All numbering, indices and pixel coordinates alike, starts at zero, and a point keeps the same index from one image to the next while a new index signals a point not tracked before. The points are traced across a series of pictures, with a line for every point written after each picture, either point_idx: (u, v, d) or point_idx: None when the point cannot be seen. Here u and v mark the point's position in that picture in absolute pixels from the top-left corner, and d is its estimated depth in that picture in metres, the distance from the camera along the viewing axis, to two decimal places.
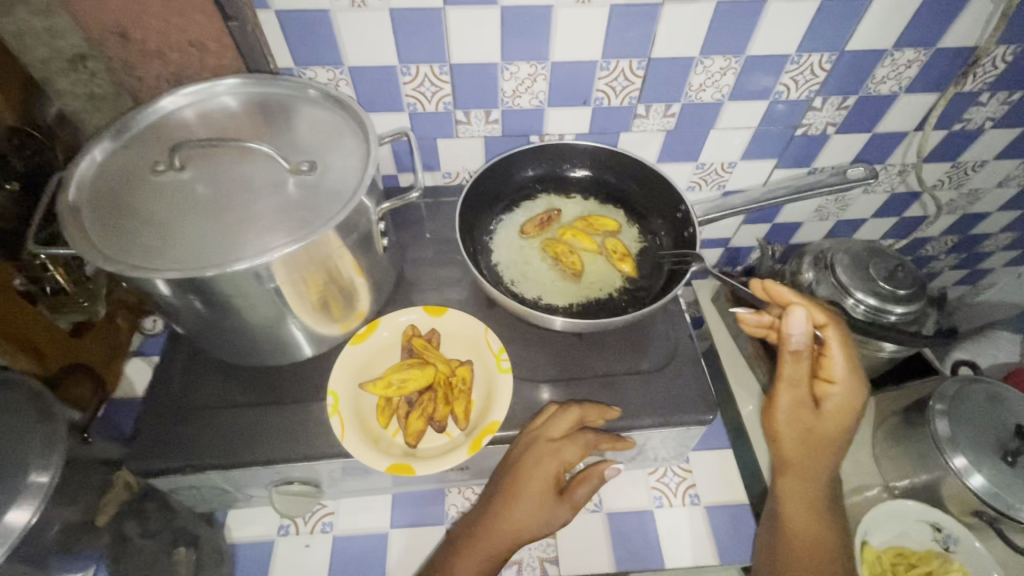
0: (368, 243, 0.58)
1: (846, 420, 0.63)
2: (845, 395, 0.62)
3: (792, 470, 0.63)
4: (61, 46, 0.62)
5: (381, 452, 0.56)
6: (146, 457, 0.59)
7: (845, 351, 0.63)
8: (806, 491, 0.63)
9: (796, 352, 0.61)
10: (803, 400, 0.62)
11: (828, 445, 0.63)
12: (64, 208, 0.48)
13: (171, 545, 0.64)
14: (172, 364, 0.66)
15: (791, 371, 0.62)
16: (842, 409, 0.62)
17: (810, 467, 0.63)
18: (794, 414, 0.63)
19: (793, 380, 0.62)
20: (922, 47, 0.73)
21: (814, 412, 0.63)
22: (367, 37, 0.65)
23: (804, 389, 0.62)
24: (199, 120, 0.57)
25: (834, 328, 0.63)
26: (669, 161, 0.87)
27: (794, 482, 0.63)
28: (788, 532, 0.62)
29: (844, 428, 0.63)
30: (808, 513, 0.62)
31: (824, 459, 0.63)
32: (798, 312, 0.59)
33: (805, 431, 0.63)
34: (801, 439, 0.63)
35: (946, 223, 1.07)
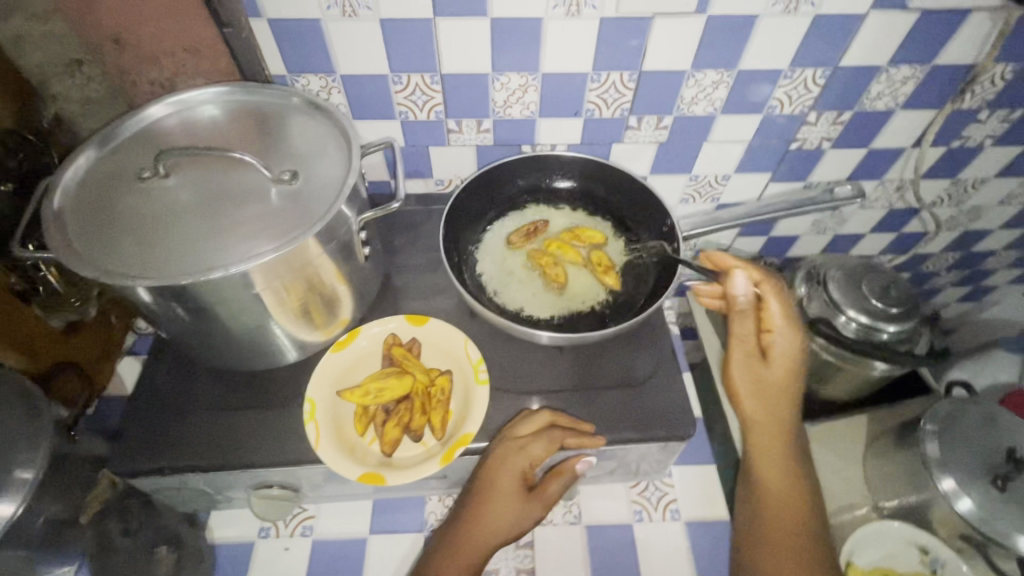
0: (350, 252, 0.59)
1: (792, 368, 0.65)
2: (787, 344, 0.65)
3: (759, 429, 0.66)
4: (56, 51, 0.62)
5: (355, 460, 0.57)
6: (127, 458, 0.60)
7: (783, 303, 0.66)
8: (774, 449, 0.65)
9: (741, 309, 0.66)
10: (751, 353, 0.66)
11: (781, 395, 0.65)
12: (49, 215, 0.49)
13: (152, 545, 0.65)
14: (158, 366, 0.67)
15: (740, 328, 0.67)
16: (786, 357, 0.65)
17: (773, 423, 0.65)
18: (745, 368, 0.66)
19: (740, 336, 0.67)
20: (918, 64, 0.72)
21: (761, 363, 0.66)
22: (359, 46, 0.66)
23: (751, 343, 0.66)
24: (185, 128, 0.58)
25: (770, 283, 0.66)
26: (661, 174, 0.87)
27: (761, 440, 0.65)
28: (763, 493, 0.64)
29: (791, 375, 0.65)
30: (778, 469, 0.64)
31: (783, 413, 0.65)
32: (737, 273, 0.65)
33: (757, 383, 0.65)
34: (756, 393, 0.66)
35: (946, 240, 1.05)
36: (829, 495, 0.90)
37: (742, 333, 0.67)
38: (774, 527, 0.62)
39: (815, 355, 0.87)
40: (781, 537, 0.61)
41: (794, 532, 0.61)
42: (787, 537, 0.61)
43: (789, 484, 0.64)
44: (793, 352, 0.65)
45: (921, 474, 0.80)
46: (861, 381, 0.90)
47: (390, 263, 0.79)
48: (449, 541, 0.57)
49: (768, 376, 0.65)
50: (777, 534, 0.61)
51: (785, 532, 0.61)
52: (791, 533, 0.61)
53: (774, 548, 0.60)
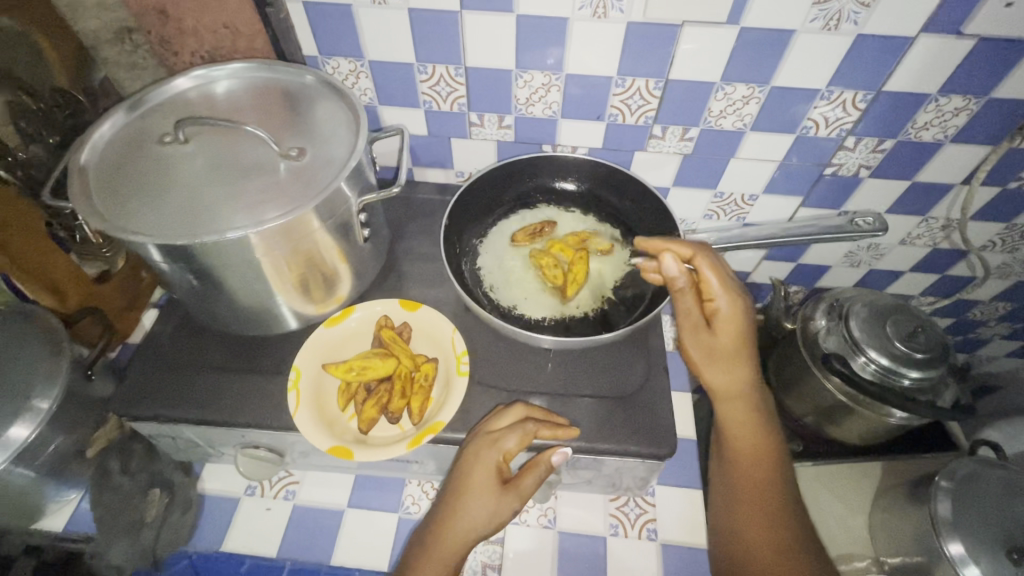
0: (348, 231, 0.61)
1: (742, 331, 0.63)
2: (731, 309, 0.62)
3: (728, 400, 0.64)
4: (109, 19, 0.68)
5: (333, 434, 0.59)
6: (126, 401, 0.64)
7: (717, 271, 0.62)
8: (746, 420, 0.63)
9: (679, 288, 0.63)
10: (697, 326, 0.64)
11: (739, 362, 0.63)
12: (74, 168, 0.54)
13: (147, 487, 0.70)
14: (169, 321, 0.71)
15: (682, 305, 0.64)
16: (732, 321, 0.62)
17: (739, 393, 0.63)
18: (695, 342, 0.64)
19: (684, 313, 0.64)
20: (972, 95, 0.67)
21: (711, 334, 0.63)
22: (386, 32, 0.67)
23: (697, 317, 0.64)
24: (210, 100, 0.61)
25: (699, 253, 0.63)
26: (684, 187, 0.85)
27: (730, 413, 0.64)
28: (736, 462, 0.63)
29: (739, 336, 0.63)
30: (751, 438, 0.63)
31: (744, 377, 0.63)
32: (663, 255, 0.61)
33: (711, 356, 0.63)
34: (715, 366, 0.63)
35: (996, 288, 0.97)
36: (826, 539, 0.85)
37: (685, 310, 0.64)
38: (747, 492, 0.61)
39: (827, 394, 0.82)
40: (755, 504, 0.60)
41: (767, 496, 0.60)
42: (761, 501, 0.60)
43: (761, 452, 0.62)
44: (738, 315, 0.62)
45: (927, 534, 0.74)
46: (877, 428, 0.83)
47: (399, 248, 0.80)
48: (428, 539, 0.58)
49: (721, 346, 0.63)
50: (749, 499, 0.60)
51: (758, 498, 0.60)
52: (765, 499, 0.60)
53: (748, 515, 0.60)
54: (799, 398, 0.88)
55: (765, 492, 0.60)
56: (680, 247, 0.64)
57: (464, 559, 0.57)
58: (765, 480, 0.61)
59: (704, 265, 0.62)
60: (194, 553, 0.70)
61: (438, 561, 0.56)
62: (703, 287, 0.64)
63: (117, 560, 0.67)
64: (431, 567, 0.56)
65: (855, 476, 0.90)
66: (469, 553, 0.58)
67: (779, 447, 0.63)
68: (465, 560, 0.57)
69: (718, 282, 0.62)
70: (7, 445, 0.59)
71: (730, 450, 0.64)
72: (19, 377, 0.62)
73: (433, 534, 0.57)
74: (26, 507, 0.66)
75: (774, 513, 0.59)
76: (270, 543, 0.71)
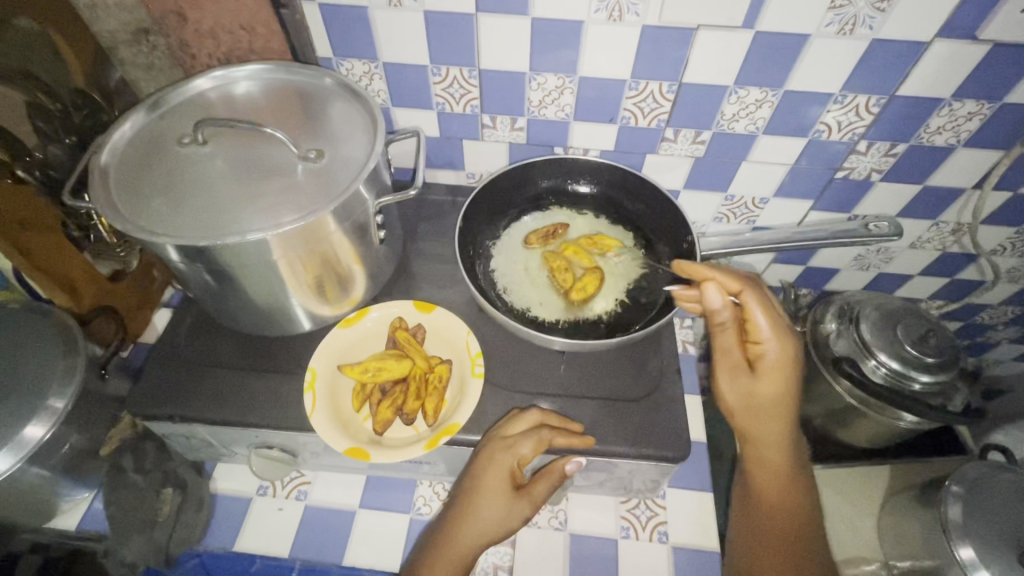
0: (365, 233, 0.61)
1: (786, 378, 0.62)
2: (778, 355, 0.62)
3: (760, 442, 0.63)
4: (127, 20, 0.69)
5: (348, 435, 0.60)
6: (141, 400, 0.64)
7: (768, 313, 0.62)
8: (776, 462, 0.63)
9: (722, 324, 0.63)
10: (737, 365, 0.63)
11: (776, 405, 0.62)
12: (95, 168, 0.54)
13: (160, 486, 0.71)
14: (183, 321, 0.72)
15: (721, 341, 0.64)
16: (777, 369, 0.62)
17: (772, 436, 0.63)
18: (733, 382, 0.63)
19: (724, 350, 0.64)
20: (985, 99, 0.67)
21: (751, 375, 0.63)
22: (401, 35, 0.68)
23: (737, 356, 0.63)
24: (228, 101, 0.62)
25: (748, 291, 0.62)
26: (695, 191, 0.85)
27: (760, 453, 0.63)
28: (761, 499, 0.63)
29: (783, 385, 0.62)
30: (778, 477, 0.63)
31: (780, 421, 0.63)
32: (708, 287, 0.61)
33: (748, 398, 0.63)
34: (750, 407, 0.63)
35: (1005, 292, 0.97)
36: (835, 543, 0.85)
37: (727, 347, 0.64)
38: (767, 532, 0.61)
39: (837, 397, 0.82)
40: (777, 543, 0.60)
41: (788, 540, 0.60)
42: (783, 539, 0.60)
43: (787, 492, 0.63)
44: (783, 362, 0.63)
45: (937, 538, 0.73)
46: (885, 431, 0.83)
47: (411, 249, 0.80)
48: (439, 542, 0.57)
49: (760, 389, 0.62)
50: (771, 542, 0.60)
51: (779, 541, 0.60)
52: (786, 538, 0.60)
53: (767, 550, 0.59)
54: (808, 402, 0.88)
55: (787, 532, 0.60)
56: (727, 281, 0.63)
57: (473, 563, 0.57)
58: (787, 520, 0.61)
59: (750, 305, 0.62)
60: (204, 553, 0.70)
61: (447, 567, 0.55)
62: (751, 327, 0.63)
63: (131, 559, 0.67)
64: (441, 568, 0.55)
65: (864, 479, 0.90)
66: (479, 558, 0.58)
67: (804, 492, 0.63)
68: (475, 562, 0.57)
69: (767, 325, 0.62)
70: (22, 446, 0.59)
71: (755, 485, 0.63)
72: (35, 376, 0.63)
73: (445, 535, 0.57)
74: (39, 504, 0.67)
75: (795, 554, 0.59)
76: (283, 542, 0.71)
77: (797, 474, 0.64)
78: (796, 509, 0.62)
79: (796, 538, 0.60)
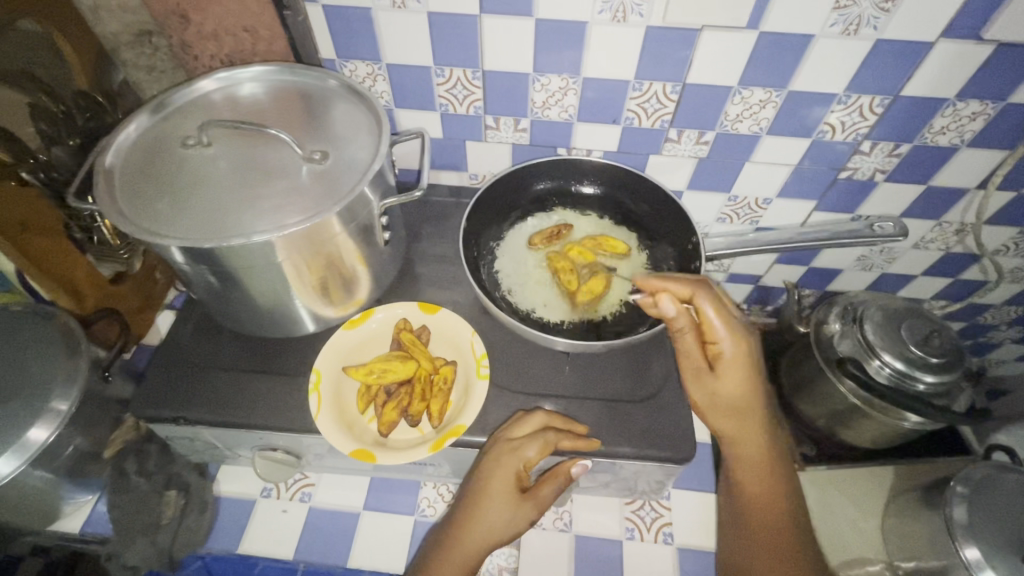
0: (369, 235, 0.61)
1: (747, 372, 0.61)
2: (735, 351, 0.61)
3: (737, 441, 0.62)
4: (131, 21, 0.69)
5: (352, 436, 0.60)
6: (146, 403, 0.64)
7: (720, 310, 0.60)
8: (756, 459, 0.62)
9: (681, 329, 0.60)
10: (698, 370, 0.61)
11: (743, 402, 0.61)
12: (100, 171, 0.54)
13: (163, 488, 0.70)
14: (187, 323, 0.71)
15: (681, 347, 0.62)
16: (736, 364, 0.61)
17: (747, 435, 0.62)
18: (697, 386, 0.62)
19: (685, 356, 0.62)
20: (990, 100, 0.67)
21: (713, 376, 0.61)
22: (405, 37, 0.68)
23: (697, 360, 0.61)
24: (233, 102, 0.62)
25: (699, 293, 0.60)
26: (698, 191, 0.85)
27: (738, 452, 0.63)
28: (747, 499, 0.62)
29: (743, 380, 0.61)
30: (761, 475, 0.62)
31: (751, 418, 0.61)
32: (660, 299, 0.58)
33: (715, 399, 0.61)
34: (718, 408, 0.62)
35: (1008, 292, 0.96)
36: (839, 544, 0.85)
37: (688, 352, 0.62)
38: (757, 531, 0.60)
39: (841, 398, 0.82)
40: (764, 542, 0.59)
41: (777, 538, 0.59)
42: (770, 538, 0.59)
43: (772, 487, 0.61)
44: (742, 356, 0.61)
45: (945, 539, 0.73)
46: (890, 432, 0.83)
47: (414, 250, 0.80)
48: (444, 545, 0.57)
49: (724, 388, 0.61)
50: (762, 542, 0.59)
51: (768, 539, 0.59)
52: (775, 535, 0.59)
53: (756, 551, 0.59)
54: (812, 402, 0.87)
55: (776, 529, 0.59)
56: (677, 286, 0.60)
57: (478, 565, 0.57)
58: (775, 518, 0.60)
59: (704, 306, 0.60)
60: (207, 555, 0.70)
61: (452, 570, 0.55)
62: (706, 328, 0.61)
63: (134, 562, 0.67)
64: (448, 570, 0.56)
65: (868, 479, 0.90)
66: (484, 561, 0.58)
67: (789, 485, 0.62)
68: (481, 564, 0.57)
69: (721, 323, 0.60)
70: (26, 448, 0.59)
71: (739, 485, 0.63)
72: (38, 379, 0.63)
73: (449, 538, 0.57)
74: (43, 507, 0.66)
75: (784, 552, 0.58)
76: (287, 545, 0.71)
77: (778, 467, 0.63)
78: (783, 504, 0.61)
79: (786, 533, 0.59)
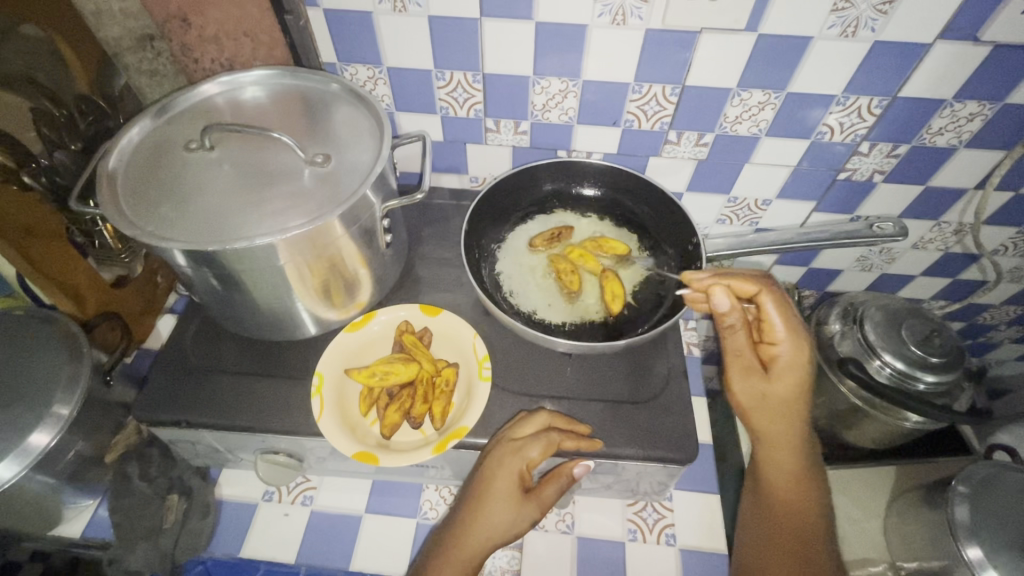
0: (371, 237, 0.61)
1: (801, 378, 0.62)
2: (792, 355, 0.62)
3: (773, 444, 0.63)
4: (133, 27, 0.70)
5: (355, 438, 0.60)
6: (147, 406, 0.64)
7: (782, 311, 0.63)
8: (789, 462, 0.62)
9: (731, 325, 0.63)
10: (749, 367, 0.63)
11: (790, 406, 0.62)
12: (102, 174, 0.54)
13: (165, 492, 0.70)
14: (189, 326, 0.71)
15: (733, 343, 0.63)
16: (792, 369, 0.62)
17: (786, 439, 0.62)
18: (746, 383, 0.63)
19: (737, 352, 0.64)
20: (987, 100, 0.67)
21: (764, 376, 0.62)
22: (406, 41, 0.68)
23: (750, 358, 0.63)
24: (235, 106, 0.62)
25: (761, 292, 0.63)
26: (698, 193, 0.85)
27: (772, 453, 0.63)
28: (770, 501, 0.62)
29: (796, 385, 0.61)
30: (789, 479, 0.62)
31: (793, 422, 0.62)
32: (717, 291, 0.61)
33: (763, 400, 0.62)
34: (763, 409, 0.62)
35: (1007, 292, 0.97)
36: (841, 545, 0.84)
37: (738, 348, 0.64)
38: (778, 531, 0.60)
39: (842, 398, 0.82)
40: (784, 544, 0.59)
41: (799, 540, 0.59)
42: (789, 539, 0.59)
43: (798, 493, 0.62)
44: (799, 362, 0.62)
45: (946, 538, 0.73)
46: (891, 432, 0.83)
47: (415, 253, 0.80)
48: (447, 544, 0.57)
49: (774, 390, 0.62)
50: (780, 541, 0.59)
51: (788, 540, 0.59)
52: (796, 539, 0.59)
53: (773, 552, 0.59)
54: (813, 403, 0.87)
55: (797, 532, 0.60)
56: (740, 284, 0.63)
57: (480, 566, 0.57)
58: (797, 521, 0.60)
59: (765, 304, 0.63)
60: (209, 560, 0.70)
61: (454, 570, 0.55)
62: (765, 329, 0.64)
63: (136, 566, 0.67)
64: (450, 569, 0.55)
65: (870, 480, 0.90)
66: (485, 562, 0.57)
67: (813, 492, 0.62)
68: (483, 565, 0.57)
69: (782, 324, 0.62)
70: (27, 453, 0.59)
71: (765, 487, 0.63)
72: (41, 382, 0.63)
73: (452, 538, 0.57)
74: (43, 513, 0.66)
75: (804, 557, 0.58)
76: (289, 549, 0.71)
77: (810, 474, 0.63)
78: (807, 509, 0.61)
79: (806, 539, 0.59)
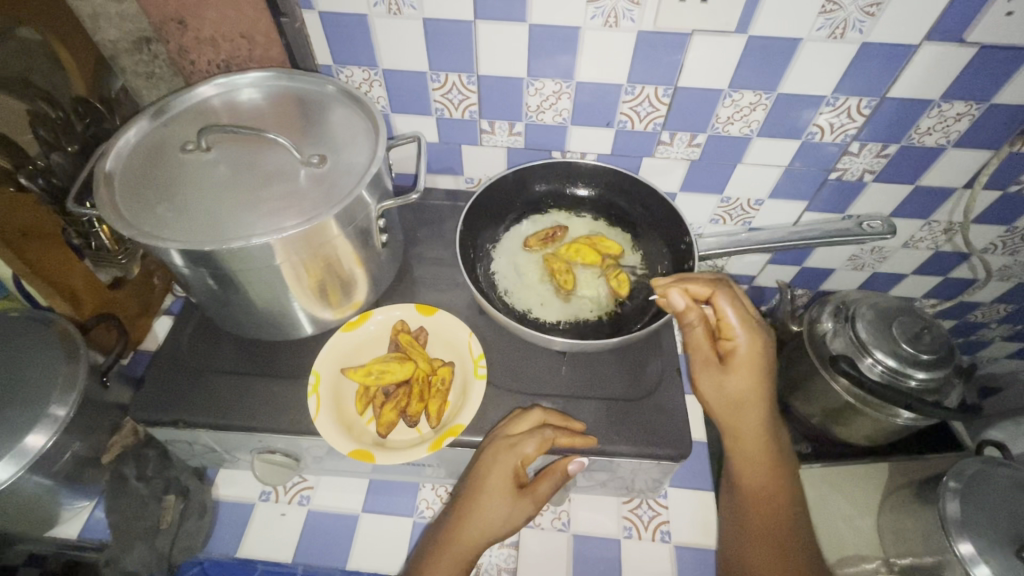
0: (367, 237, 0.62)
1: (757, 370, 0.62)
2: (749, 348, 0.62)
3: (741, 435, 0.63)
4: (130, 29, 0.70)
5: (351, 437, 0.60)
6: (144, 407, 0.64)
7: (736, 307, 0.63)
8: (756, 454, 0.63)
9: (690, 323, 0.63)
10: (707, 361, 0.63)
11: (750, 399, 0.62)
12: (99, 175, 0.55)
13: (162, 493, 0.70)
14: (186, 327, 0.72)
15: (691, 338, 0.64)
16: (749, 361, 0.62)
17: (752, 431, 0.62)
18: (706, 377, 0.63)
19: (695, 347, 0.64)
20: (974, 101, 0.68)
21: (722, 369, 0.63)
22: (401, 43, 0.69)
23: (707, 351, 0.63)
24: (231, 107, 0.63)
25: (716, 290, 0.63)
26: (691, 194, 0.86)
27: (739, 447, 0.63)
28: (744, 493, 0.63)
29: (753, 375, 0.62)
30: (759, 469, 0.62)
31: (757, 415, 0.62)
32: (671, 291, 0.62)
33: (722, 392, 0.62)
34: (725, 401, 0.63)
35: (996, 290, 0.98)
36: (835, 541, 0.85)
37: (697, 343, 0.64)
38: (756, 526, 0.61)
39: (835, 395, 0.83)
40: (763, 538, 0.60)
41: (777, 532, 0.60)
42: (768, 533, 0.60)
43: (771, 483, 0.62)
44: (756, 355, 0.62)
45: (937, 533, 0.73)
46: (884, 430, 0.84)
47: (411, 254, 0.81)
48: (439, 544, 0.58)
49: (733, 382, 0.62)
50: (761, 536, 0.60)
51: (767, 533, 0.60)
52: (775, 532, 0.60)
53: (753, 548, 0.60)
54: (806, 401, 0.88)
55: (776, 524, 0.61)
56: (696, 284, 0.64)
57: (474, 562, 0.57)
58: (774, 513, 0.61)
59: (720, 301, 0.63)
60: (206, 560, 0.69)
61: (448, 568, 0.56)
62: (722, 325, 0.64)
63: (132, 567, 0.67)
64: (445, 565, 0.56)
65: (863, 477, 0.91)
66: (478, 560, 0.58)
67: (788, 481, 0.63)
68: (478, 560, 0.57)
69: (737, 319, 0.62)
70: (22, 455, 0.59)
71: (736, 479, 0.64)
72: (37, 384, 0.63)
73: (446, 535, 0.57)
74: (39, 514, 0.66)
75: (783, 549, 0.59)
76: (286, 549, 0.71)
77: (780, 461, 0.63)
78: (783, 499, 0.62)
79: (784, 528, 0.61)
